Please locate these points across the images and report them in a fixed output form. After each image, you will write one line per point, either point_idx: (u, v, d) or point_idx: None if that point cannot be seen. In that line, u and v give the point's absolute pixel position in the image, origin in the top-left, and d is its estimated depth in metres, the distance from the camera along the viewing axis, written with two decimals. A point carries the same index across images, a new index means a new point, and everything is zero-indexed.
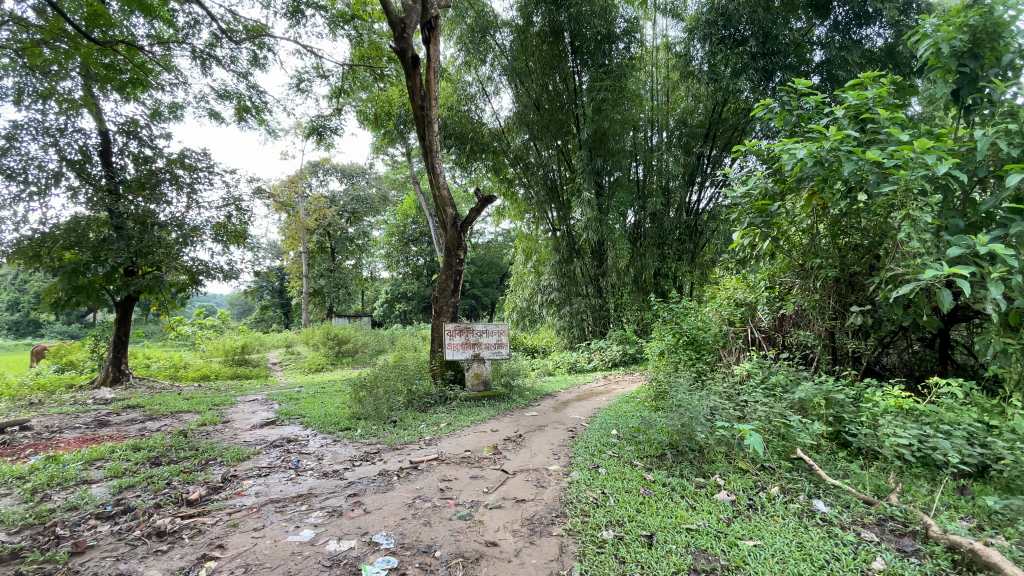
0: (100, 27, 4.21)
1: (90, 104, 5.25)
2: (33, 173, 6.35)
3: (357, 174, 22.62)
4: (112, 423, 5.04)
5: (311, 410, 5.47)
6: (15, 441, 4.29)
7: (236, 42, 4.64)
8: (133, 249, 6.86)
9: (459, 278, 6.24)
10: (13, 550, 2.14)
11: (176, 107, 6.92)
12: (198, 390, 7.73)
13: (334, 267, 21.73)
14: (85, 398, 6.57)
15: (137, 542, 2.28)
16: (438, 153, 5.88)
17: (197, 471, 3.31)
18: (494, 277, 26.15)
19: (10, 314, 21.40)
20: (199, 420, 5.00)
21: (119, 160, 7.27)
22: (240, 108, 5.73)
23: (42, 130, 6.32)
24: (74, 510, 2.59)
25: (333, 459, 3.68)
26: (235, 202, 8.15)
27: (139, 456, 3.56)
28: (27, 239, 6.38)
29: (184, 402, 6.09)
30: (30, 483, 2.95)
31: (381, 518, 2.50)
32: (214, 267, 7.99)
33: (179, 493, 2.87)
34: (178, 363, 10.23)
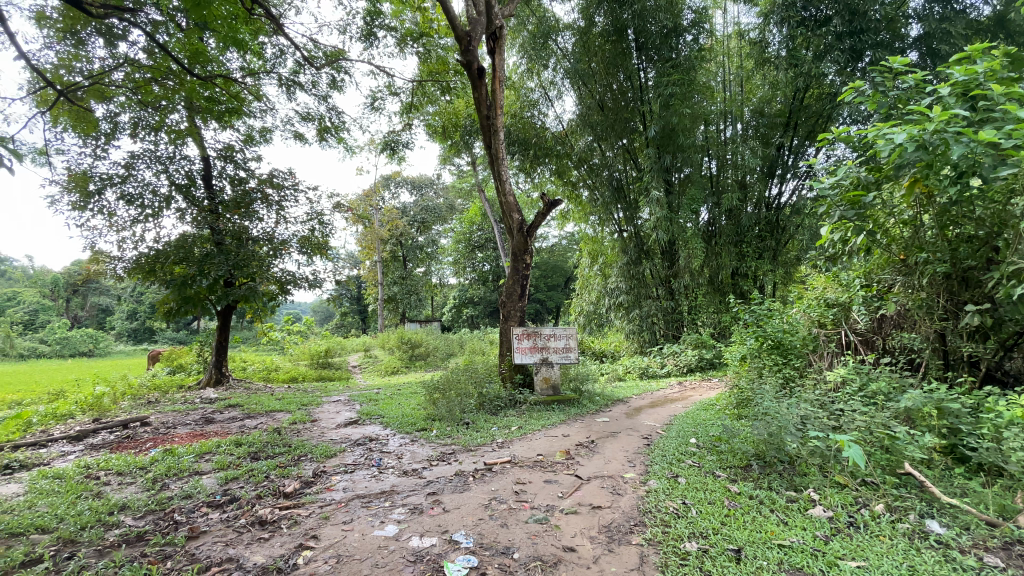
0: (200, 65, 4.73)
1: (193, 132, 5.84)
2: (148, 198, 7.20)
3: (426, 185, 23.67)
4: (217, 420, 5.58)
5: (389, 411, 5.74)
6: (138, 435, 4.87)
7: (316, 67, 4.98)
8: (232, 263, 7.57)
9: (526, 283, 6.29)
10: (139, 533, 2.42)
11: (265, 131, 7.55)
12: (288, 391, 8.33)
13: (406, 275, 22.71)
14: (193, 397, 7.32)
15: (242, 530, 2.49)
16: (504, 160, 5.98)
17: (290, 466, 3.58)
18: (559, 281, 26.06)
19: (131, 323, 24.36)
20: (290, 419, 5.41)
21: (218, 183, 8.05)
22: (321, 129, 6.15)
23: (155, 159, 7.16)
24: (188, 499, 2.89)
25: (412, 458, 3.82)
26: (318, 217, 8.76)
27: (241, 451, 3.90)
28: (144, 256, 7.29)
29: (277, 402, 6.61)
30: (153, 473, 3.34)
31: (459, 518, 2.55)
32: (300, 277, 8.63)
33: (276, 486, 3.11)
34: (270, 367, 11.12)
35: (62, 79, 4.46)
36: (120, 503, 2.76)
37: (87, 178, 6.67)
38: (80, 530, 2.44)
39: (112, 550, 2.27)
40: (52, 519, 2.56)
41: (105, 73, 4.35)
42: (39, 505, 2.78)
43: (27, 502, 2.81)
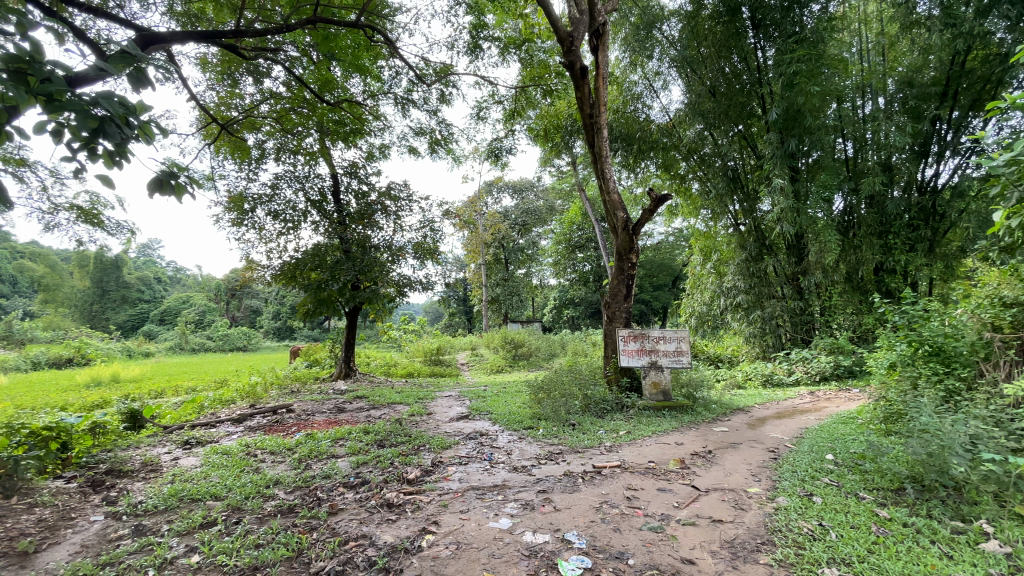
0: (329, 93, 5.30)
1: (323, 152, 6.52)
2: (289, 213, 8.24)
3: (527, 188, 24.25)
4: (348, 409, 6.21)
5: (496, 408, 5.93)
6: (285, 420, 5.59)
7: (428, 84, 5.31)
8: (357, 268, 8.39)
9: (632, 283, 6.11)
10: (291, 506, 2.78)
11: (384, 148, 8.23)
12: (405, 385, 8.99)
13: (508, 277, 23.35)
14: (327, 389, 8.20)
15: (373, 510, 2.74)
16: (608, 158, 5.88)
17: (411, 454, 3.86)
18: (666, 280, 24.99)
19: (275, 322, 28.03)
20: (409, 411, 5.83)
21: (345, 197, 8.94)
22: (432, 142, 6.55)
23: (294, 179, 8.16)
24: (327, 478, 3.25)
25: (521, 455, 3.91)
26: (430, 224, 9.35)
27: (368, 439, 4.29)
28: (287, 265, 8.36)
29: (397, 395, 7.16)
30: (298, 454, 3.81)
31: (570, 518, 2.56)
32: (415, 281, 9.29)
33: (400, 473, 3.37)
34: (390, 363, 12.11)
35: (222, 115, 5.29)
36: (274, 479, 3.20)
37: (242, 199, 7.81)
38: (244, 499, 2.87)
39: (270, 518, 2.63)
40: (224, 488, 3.05)
41: (255, 107, 5.07)
42: (213, 475, 3.33)
43: (205, 473, 3.38)
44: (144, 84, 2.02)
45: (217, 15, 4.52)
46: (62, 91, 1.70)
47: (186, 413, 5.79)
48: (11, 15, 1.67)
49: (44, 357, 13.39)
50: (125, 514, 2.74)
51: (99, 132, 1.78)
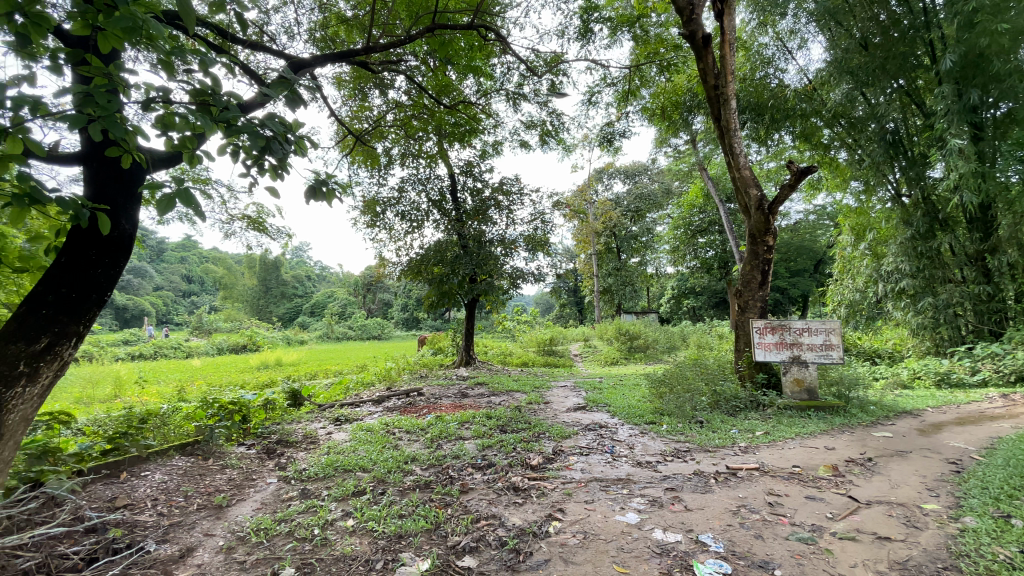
0: (446, 96, 5.52)
1: (440, 154, 6.85)
2: (414, 213, 8.89)
3: (640, 172, 23.45)
4: (470, 395, 6.57)
5: (615, 400, 5.83)
6: (416, 402, 6.10)
7: (538, 75, 5.31)
8: (475, 262, 8.80)
9: (768, 268, 5.56)
10: (428, 482, 3.02)
11: (497, 144, 8.47)
12: (521, 374, 9.26)
13: (621, 266, 22.74)
14: (450, 375, 8.79)
15: (501, 492, 2.86)
16: (737, 132, 5.39)
17: (533, 441, 3.96)
18: (806, 265, 22.23)
19: (403, 313, 30.57)
20: (527, 399, 5.98)
21: (462, 195, 9.40)
22: (543, 134, 6.56)
23: (417, 180, 8.80)
24: (457, 459, 3.47)
25: (645, 450, 3.79)
26: (541, 216, 9.45)
27: (491, 424, 4.50)
28: (413, 261, 9.07)
29: (515, 383, 7.40)
30: (430, 434, 4.12)
31: (705, 519, 2.42)
32: (527, 273, 9.46)
33: (524, 458, 3.48)
34: (506, 353, 12.54)
35: (356, 128, 5.85)
36: (411, 456, 3.51)
37: (375, 203, 8.62)
38: (387, 473, 3.19)
39: (410, 491, 2.89)
40: (370, 461, 3.41)
41: (382, 117, 5.54)
42: (360, 449, 3.74)
43: (354, 447, 3.81)
44: (298, 104, 2.30)
45: (348, 36, 4.96)
46: (237, 117, 2.00)
47: (335, 393, 6.61)
48: (195, 56, 1.99)
49: (226, 344, 16.23)
50: (293, 478, 3.21)
51: (267, 150, 2.07)
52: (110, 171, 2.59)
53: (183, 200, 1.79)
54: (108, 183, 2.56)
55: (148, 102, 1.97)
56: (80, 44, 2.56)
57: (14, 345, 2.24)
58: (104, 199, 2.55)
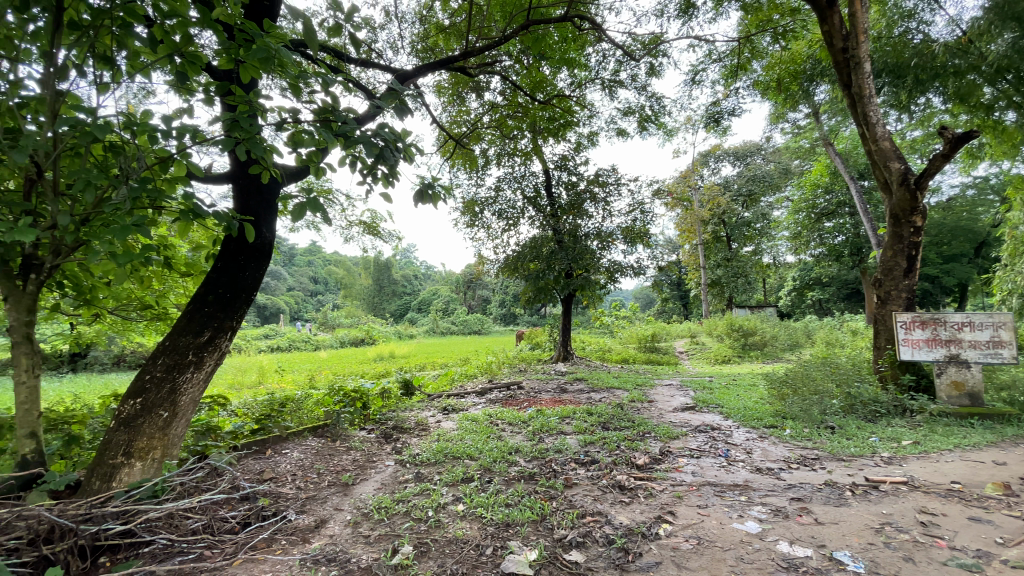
0: (540, 92, 5.53)
1: (535, 149, 6.87)
2: (510, 211, 9.06)
3: (752, 152, 21.69)
4: (570, 390, 6.56)
5: (727, 401, 5.45)
6: (517, 395, 6.23)
7: (636, 59, 5.09)
8: (571, 257, 8.71)
9: (915, 253, 4.82)
10: (532, 474, 3.08)
11: (592, 136, 8.33)
12: (622, 371, 9.02)
13: (731, 256, 21.16)
14: (548, 370, 8.85)
15: (606, 490, 2.82)
16: (872, 98, 4.72)
17: (638, 440, 3.84)
18: (963, 248, 18.87)
19: (502, 309, 31.37)
20: (629, 397, 5.82)
21: (557, 190, 9.40)
22: (641, 120, 6.31)
23: (513, 178, 8.98)
24: (560, 453, 3.49)
25: (764, 456, 3.50)
26: (640, 206, 9.12)
27: (593, 420, 4.44)
28: (511, 257, 9.26)
29: (616, 380, 7.25)
30: (532, 427, 4.19)
31: (840, 535, 2.18)
32: (626, 266, 9.19)
33: (629, 457, 3.39)
34: (605, 349, 12.31)
35: (455, 131, 6.12)
36: (514, 447, 3.59)
37: (474, 203, 8.93)
38: (493, 462, 3.30)
39: (515, 481, 2.97)
40: (476, 450, 3.55)
41: (478, 118, 5.72)
42: (467, 438, 3.92)
43: (461, 435, 4.00)
44: (406, 112, 2.43)
45: (446, 44, 5.16)
46: (354, 130, 2.18)
47: (442, 385, 6.99)
48: (318, 79, 2.21)
49: (347, 337, 17.95)
50: (408, 463, 3.46)
51: (380, 157, 2.22)
52: (252, 186, 2.98)
53: (312, 208, 2.00)
54: (251, 196, 2.95)
55: (281, 123, 2.24)
56: (227, 77, 2.98)
57: (186, 337, 2.67)
58: (248, 210, 2.95)
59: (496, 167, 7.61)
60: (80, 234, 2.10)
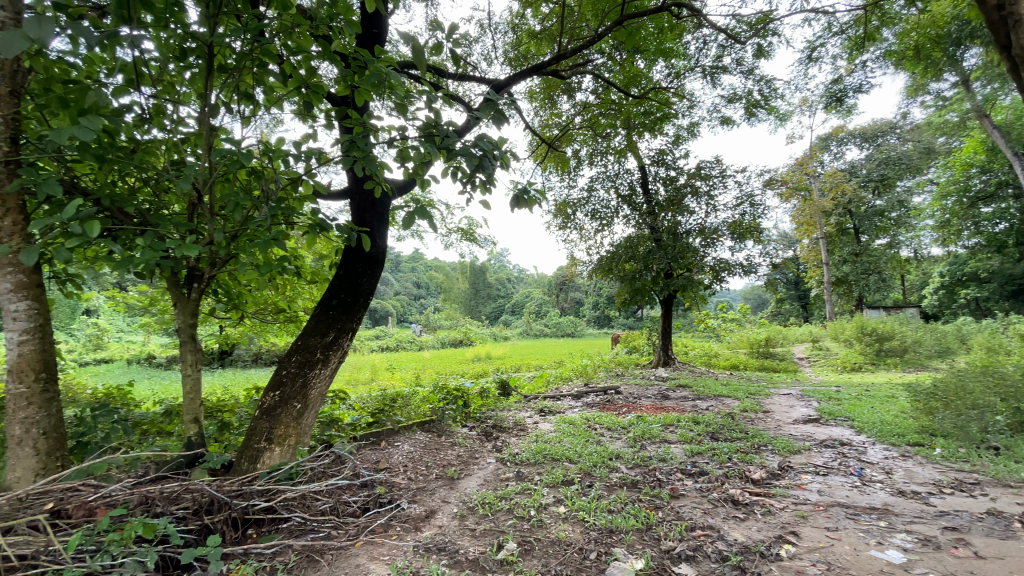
0: (635, 87, 5.37)
1: (630, 146, 6.69)
2: (604, 211, 8.91)
3: (883, 132, 19.13)
4: (673, 397, 6.26)
5: (858, 414, 4.85)
6: (615, 400, 6.08)
7: (741, 42, 4.74)
8: (671, 256, 8.31)
9: None
10: (635, 481, 2.99)
11: (692, 127, 7.91)
12: (732, 378, 8.41)
13: (860, 251, 18.79)
14: (649, 374, 8.53)
15: (718, 503, 2.65)
16: None
17: (752, 453, 3.57)
18: None
19: (596, 311, 30.84)
20: (740, 406, 5.42)
21: (654, 186, 9.06)
22: (749, 106, 5.87)
23: (607, 177, 8.82)
24: (664, 462, 3.35)
25: (908, 477, 3.07)
26: (748, 199, 8.47)
27: (699, 429, 4.21)
28: (606, 258, 9.11)
29: (724, 388, 6.76)
30: (633, 433, 4.08)
31: (1011, 574, 1.83)
32: (734, 264, 8.57)
33: (743, 470, 3.16)
34: (711, 354, 11.60)
35: (547, 135, 6.16)
36: (615, 453, 3.52)
37: (566, 205, 8.90)
38: (594, 466, 3.27)
39: (617, 488, 2.91)
40: (576, 453, 3.54)
41: (570, 119, 5.70)
42: (566, 441, 3.92)
43: (560, 438, 4.01)
44: (503, 121, 2.49)
45: (538, 49, 5.22)
46: (455, 141, 2.29)
47: (538, 387, 7.07)
48: (423, 97, 2.35)
49: (448, 339, 18.82)
50: (509, 461, 3.54)
51: (480, 167, 2.30)
52: (367, 201, 3.27)
53: (420, 217, 2.15)
54: (366, 209, 3.23)
55: (391, 141, 2.42)
56: (343, 102, 3.29)
57: (315, 336, 2.99)
58: (364, 222, 3.23)
59: (590, 166, 7.53)
60: (230, 249, 2.44)
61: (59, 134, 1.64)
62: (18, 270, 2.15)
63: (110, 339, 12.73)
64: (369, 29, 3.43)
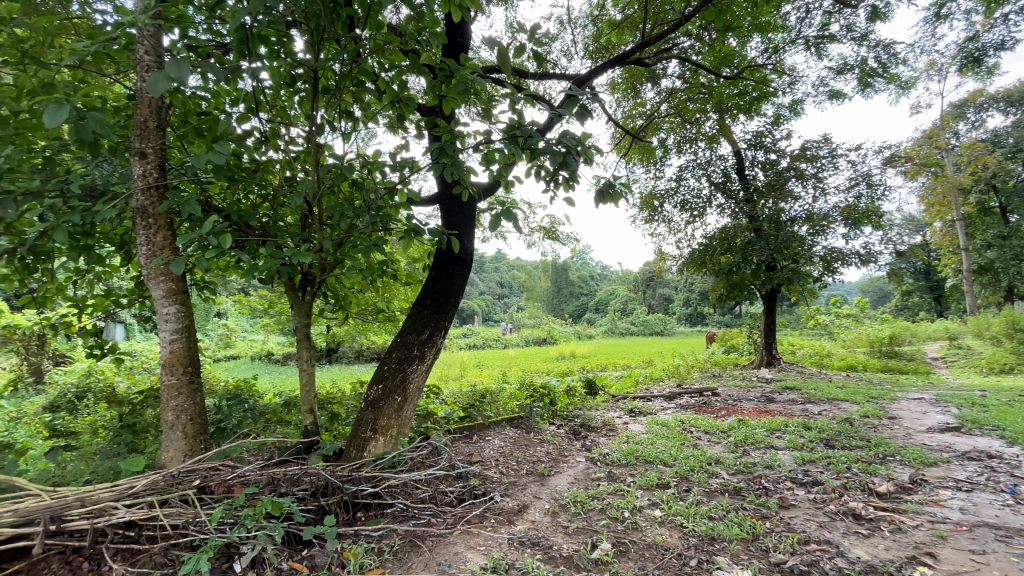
0: (727, 67, 5.04)
1: (723, 130, 6.28)
2: (695, 201, 8.47)
3: None
4: (778, 400, 5.78)
5: (1013, 423, 4.14)
6: (712, 402, 5.75)
7: (852, 6, 4.26)
8: (773, 246, 7.66)
9: None
10: (738, 488, 2.82)
11: (794, 104, 7.25)
12: (849, 380, 7.57)
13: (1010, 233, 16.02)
14: (751, 375, 7.95)
15: (835, 517, 2.42)
16: None
17: (876, 463, 3.19)
18: None
19: (688, 309, 29.33)
20: (860, 411, 4.87)
21: (751, 171, 8.44)
22: (863, 75, 5.25)
23: (698, 165, 8.36)
24: (771, 469, 3.12)
25: None
26: (864, 178, 7.58)
27: (811, 435, 3.85)
28: (698, 252, 8.68)
29: (839, 390, 6.11)
30: (734, 438, 3.84)
31: None
32: (849, 253, 7.71)
33: (865, 482, 2.84)
34: (822, 353, 10.58)
35: (631, 126, 5.98)
36: (714, 457, 3.34)
37: (653, 197, 8.56)
38: (691, 471, 3.12)
39: (718, 494, 2.75)
40: (671, 457, 3.40)
41: (655, 107, 5.48)
42: (659, 443, 3.78)
43: (652, 439, 3.88)
44: (587, 115, 2.45)
45: (620, 39, 5.09)
46: (539, 140, 2.29)
47: (627, 386, 6.91)
48: (507, 99, 2.39)
49: (532, 338, 18.98)
50: (600, 461, 3.49)
51: (564, 163, 2.28)
52: (455, 205, 3.41)
53: (506, 217, 2.20)
54: (455, 212, 3.37)
55: (477, 145, 2.50)
56: (432, 112, 3.46)
57: (412, 334, 3.18)
58: (453, 226, 3.38)
59: (678, 155, 7.18)
60: (337, 254, 2.66)
61: (198, 159, 1.88)
62: (169, 278, 2.53)
63: (238, 338, 14.44)
64: (454, 39, 3.57)
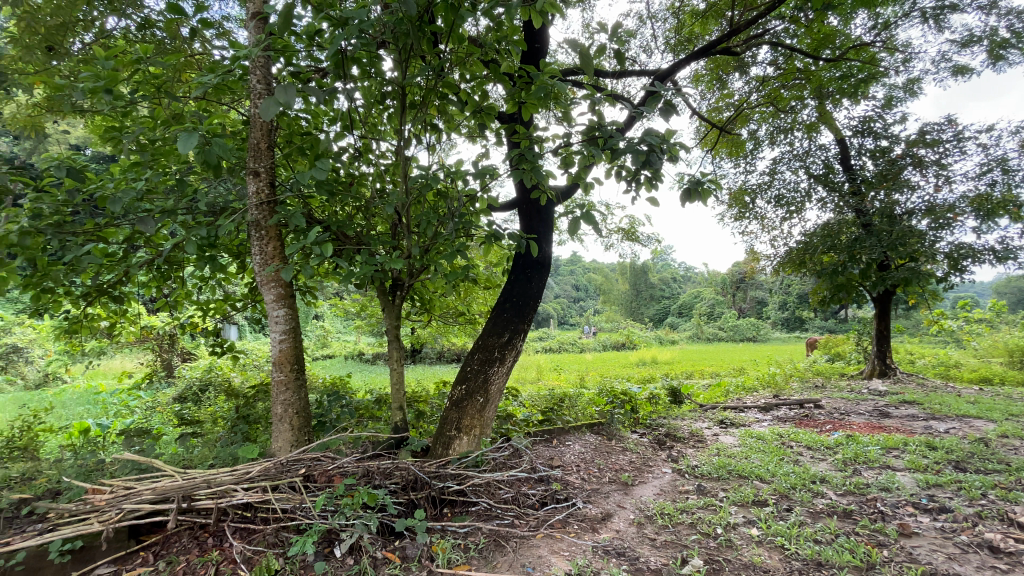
0: (827, 49, 4.62)
1: (823, 117, 5.76)
2: (791, 195, 7.83)
3: None
4: (894, 415, 5.16)
5: None
6: (815, 416, 5.26)
7: None
8: (886, 243, 6.87)
9: None
10: (847, 510, 2.56)
11: (912, 83, 6.43)
12: (984, 395, 6.57)
13: None
14: (860, 387, 7.17)
15: (967, 549, 2.12)
16: None
17: (1022, 491, 2.74)
18: None
19: (783, 313, 27.10)
20: (999, 430, 4.21)
21: (858, 161, 7.66)
22: (996, 44, 4.56)
23: (795, 157, 7.72)
24: (887, 491, 2.79)
25: None
26: (1001, 162, 6.57)
27: (937, 456, 3.40)
28: (796, 250, 8.02)
29: (971, 406, 5.33)
30: (842, 455, 3.49)
31: None
32: (982, 249, 6.71)
33: (1006, 511, 2.45)
34: (949, 363, 9.29)
35: (718, 119, 5.67)
36: (819, 476, 3.06)
37: (743, 193, 8.03)
38: (791, 488, 2.88)
39: (824, 516, 2.52)
40: (768, 472, 3.17)
41: (744, 97, 5.15)
42: (754, 457, 3.53)
43: (746, 453, 3.63)
44: (670, 111, 2.36)
45: (703, 29, 4.86)
46: (618, 140, 2.25)
47: (716, 395, 6.54)
48: (586, 101, 2.37)
49: (610, 342, 18.58)
50: (687, 473, 3.34)
51: (646, 162, 2.22)
52: (534, 209, 3.45)
53: (586, 221, 2.18)
54: (534, 216, 3.40)
55: (556, 149, 2.51)
56: (511, 119, 3.52)
57: (493, 337, 3.25)
58: (532, 229, 3.41)
59: (770, 147, 6.70)
60: (424, 260, 2.79)
61: (303, 176, 2.07)
62: (279, 284, 2.79)
63: (333, 339, 15.63)
64: (532, 45, 3.61)
